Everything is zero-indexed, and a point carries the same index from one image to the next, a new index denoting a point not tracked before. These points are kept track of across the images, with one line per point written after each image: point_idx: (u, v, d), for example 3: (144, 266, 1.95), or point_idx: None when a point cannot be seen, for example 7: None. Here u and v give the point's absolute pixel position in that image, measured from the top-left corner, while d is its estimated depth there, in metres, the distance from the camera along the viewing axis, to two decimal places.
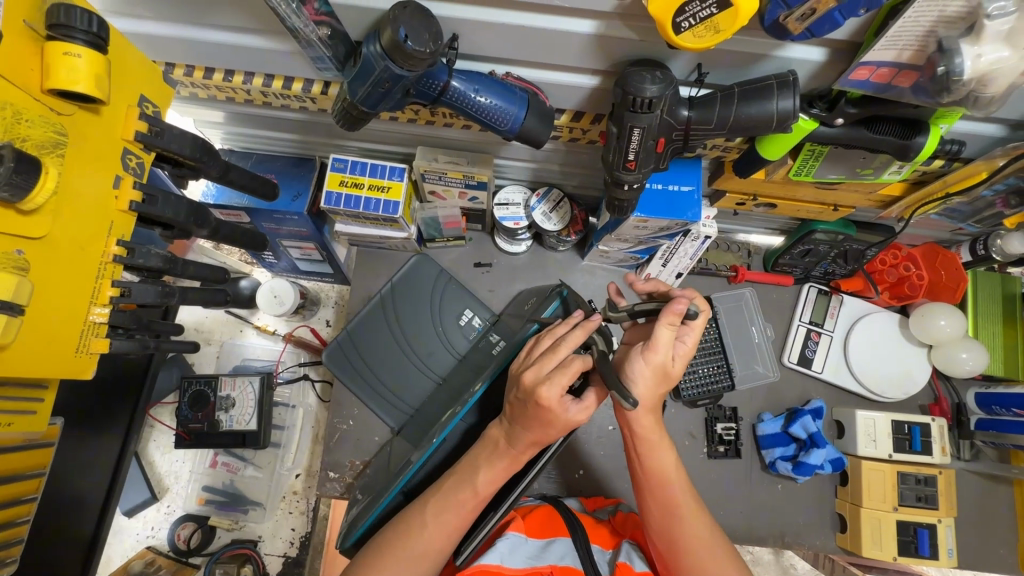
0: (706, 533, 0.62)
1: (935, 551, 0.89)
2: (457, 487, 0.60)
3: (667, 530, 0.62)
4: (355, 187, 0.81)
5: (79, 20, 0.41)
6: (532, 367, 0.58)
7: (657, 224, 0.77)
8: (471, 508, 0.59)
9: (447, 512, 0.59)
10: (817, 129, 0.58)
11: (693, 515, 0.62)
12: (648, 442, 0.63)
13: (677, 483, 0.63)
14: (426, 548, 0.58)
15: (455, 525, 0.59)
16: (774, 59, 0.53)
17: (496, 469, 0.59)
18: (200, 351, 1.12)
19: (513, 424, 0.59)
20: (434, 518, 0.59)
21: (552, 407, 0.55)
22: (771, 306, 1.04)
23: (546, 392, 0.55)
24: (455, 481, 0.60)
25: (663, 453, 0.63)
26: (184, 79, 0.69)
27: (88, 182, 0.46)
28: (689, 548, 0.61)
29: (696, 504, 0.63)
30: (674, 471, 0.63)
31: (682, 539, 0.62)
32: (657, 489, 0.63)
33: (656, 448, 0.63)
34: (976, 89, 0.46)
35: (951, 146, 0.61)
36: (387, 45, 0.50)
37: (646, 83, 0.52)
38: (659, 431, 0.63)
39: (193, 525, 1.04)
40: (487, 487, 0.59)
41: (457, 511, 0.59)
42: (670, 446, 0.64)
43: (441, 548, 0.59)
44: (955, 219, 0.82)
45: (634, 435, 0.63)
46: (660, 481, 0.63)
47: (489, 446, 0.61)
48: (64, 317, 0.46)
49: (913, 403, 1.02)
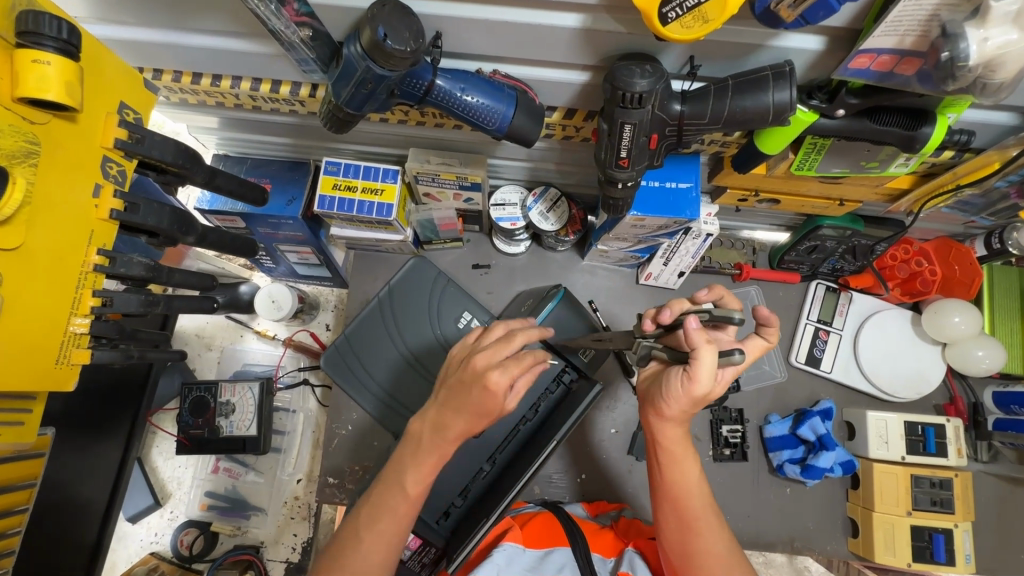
0: (725, 550, 0.60)
1: (953, 557, 0.86)
2: (386, 494, 0.60)
3: (683, 545, 0.60)
4: (348, 191, 0.80)
5: (47, 27, 0.40)
6: (483, 351, 0.55)
7: (654, 222, 0.75)
8: (405, 510, 0.59)
9: (380, 520, 0.59)
10: (817, 121, 0.56)
11: (711, 532, 0.60)
12: (673, 452, 0.61)
13: (696, 496, 0.61)
14: (366, 561, 0.58)
15: (393, 532, 0.59)
16: (769, 49, 0.51)
17: (422, 465, 0.58)
18: (201, 357, 1.12)
19: (447, 407, 0.57)
20: (367, 529, 0.59)
21: (498, 393, 0.53)
22: (778, 304, 1.02)
23: (494, 378, 0.53)
24: (383, 488, 0.60)
25: (685, 465, 0.61)
26: (171, 85, 0.69)
27: (63, 191, 0.45)
28: (706, 565, 0.59)
29: (715, 521, 0.61)
30: (696, 484, 0.61)
31: (699, 556, 0.59)
32: (674, 503, 0.61)
33: (679, 459, 0.61)
34: (983, 75, 0.43)
35: (959, 136, 0.58)
36: (367, 44, 0.49)
37: (635, 77, 0.50)
38: (685, 442, 0.61)
39: (195, 531, 1.03)
40: (415, 486, 0.59)
41: (392, 517, 0.59)
42: (694, 460, 0.61)
43: (383, 558, 0.58)
44: (967, 212, 0.79)
45: (659, 444, 0.61)
46: (677, 492, 0.61)
47: (415, 439, 0.60)
48: (43, 328, 0.45)
49: (927, 403, 0.98)
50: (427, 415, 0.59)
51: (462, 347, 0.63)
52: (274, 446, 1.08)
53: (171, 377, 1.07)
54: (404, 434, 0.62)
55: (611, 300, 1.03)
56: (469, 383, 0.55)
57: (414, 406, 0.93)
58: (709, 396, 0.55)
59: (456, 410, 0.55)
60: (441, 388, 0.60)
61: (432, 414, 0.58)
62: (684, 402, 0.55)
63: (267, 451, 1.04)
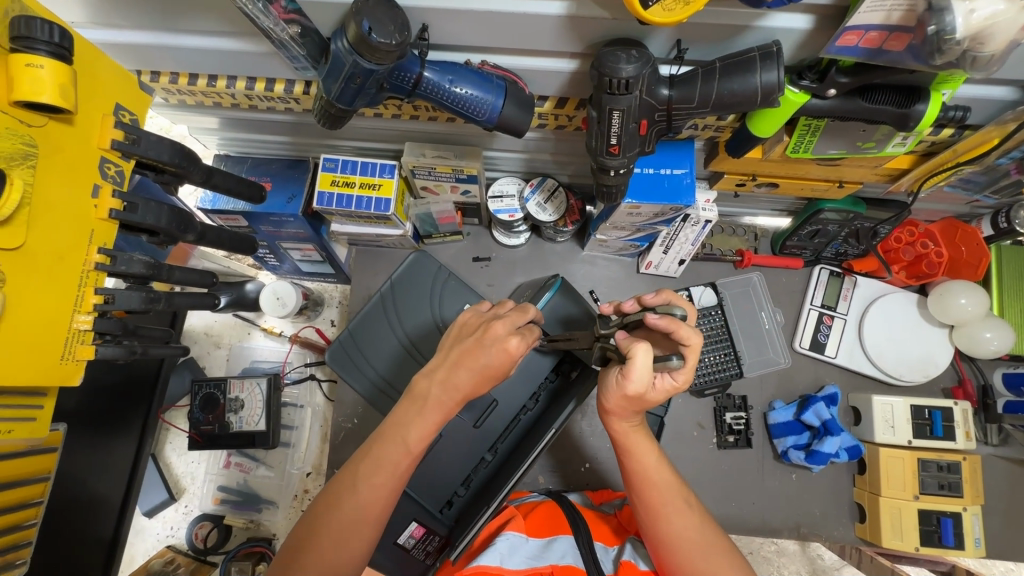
0: (699, 535, 0.60)
1: (961, 540, 0.85)
2: (386, 447, 0.60)
3: (654, 534, 0.61)
4: (346, 186, 0.81)
5: (39, 31, 0.42)
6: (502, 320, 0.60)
7: (650, 209, 0.74)
8: (404, 466, 0.61)
9: (380, 472, 0.59)
10: (809, 102, 0.55)
11: (678, 517, 0.60)
12: (624, 442, 0.63)
13: (659, 481, 0.62)
14: (362, 512, 0.59)
15: (391, 488, 0.60)
16: (756, 30, 0.50)
17: (424, 425, 0.60)
18: (210, 354, 1.14)
19: (457, 366, 0.59)
20: (366, 481, 0.59)
21: (514, 356, 0.58)
22: (781, 290, 1.01)
23: (514, 343, 0.57)
24: (381, 444, 0.61)
25: (640, 452, 0.62)
26: (169, 86, 0.70)
27: (62, 192, 0.47)
28: (678, 550, 0.59)
29: (682, 504, 0.61)
30: (656, 469, 0.62)
31: (671, 542, 0.60)
32: (639, 490, 0.62)
33: (633, 447, 0.62)
34: (972, 48, 0.42)
35: (955, 113, 0.57)
36: (353, 39, 0.49)
37: (621, 62, 0.50)
38: (634, 431, 0.62)
39: (209, 525, 1.05)
40: (418, 443, 0.61)
41: (391, 470, 0.60)
42: (650, 444, 0.63)
43: (378, 513, 0.59)
44: (970, 191, 0.78)
45: (612, 438, 0.64)
46: (640, 480, 0.62)
47: (417, 404, 0.61)
48: (49, 326, 0.47)
49: (935, 386, 0.97)
50: (436, 374, 0.61)
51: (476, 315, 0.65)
52: (283, 441, 1.10)
53: (181, 375, 1.09)
54: (407, 395, 0.63)
55: (612, 290, 1.03)
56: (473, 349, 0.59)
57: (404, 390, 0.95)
58: (647, 399, 0.57)
59: (467, 369, 0.58)
60: (451, 348, 0.62)
61: (440, 374, 0.60)
62: (622, 400, 0.58)
63: (276, 445, 1.06)
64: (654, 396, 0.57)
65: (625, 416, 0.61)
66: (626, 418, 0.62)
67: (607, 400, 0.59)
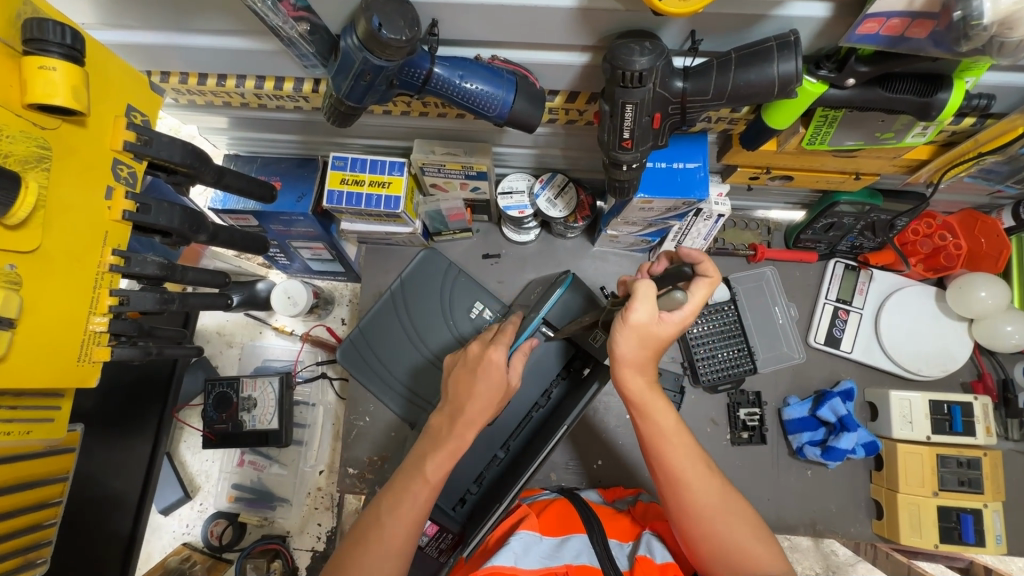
0: (720, 500, 0.59)
1: (982, 537, 0.84)
2: (407, 481, 0.62)
3: (677, 501, 0.60)
4: (356, 184, 0.81)
5: (52, 33, 0.42)
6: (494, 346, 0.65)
7: (662, 204, 0.73)
8: (425, 499, 0.61)
9: (401, 504, 0.61)
10: (827, 92, 0.54)
11: (700, 482, 0.60)
12: (641, 405, 0.61)
13: (679, 446, 0.61)
14: (388, 546, 0.59)
15: (413, 521, 0.60)
16: (772, 19, 0.49)
17: None
18: (222, 353, 1.15)
19: None
20: (389, 513, 0.60)
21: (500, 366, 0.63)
22: (795, 284, 1.00)
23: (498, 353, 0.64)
24: (404, 479, 0.62)
25: (658, 416, 0.61)
26: (179, 86, 0.70)
27: (77, 195, 0.47)
28: (701, 517, 0.59)
29: (703, 470, 0.60)
30: (674, 433, 0.61)
31: (694, 509, 0.59)
32: (659, 457, 0.61)
33: (650, 411, 0.61)
34: (999, 33, 0.41)
35: (978, 101, 0.55)
36: (363, 35, 0.49)
37: (635, 55, 0.49)
38: (651, 391, 0.61)
39: (224, 521, 1.07)
40: (436, 473, 0.61)
41: (412, 503, 0.61)
42: (667, 406, 0.62)
43: (394, 514, 0.60)
44: (991, 181, 0.76)
45: (627, 400, 0.62)
46: (660, 444, 0.61)
47: None
48: (65, 327, 0.47)
49: (953, 380, 0.96)
50: (445, 411, 0.64)
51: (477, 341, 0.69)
52: (296, 439, 1.10)
53: (194, 373, 1.11)
54: (424, 432, 0.66)
55: None
56: (479, 370, 0.63)
57: (433, 399, 0.94)
58: (658, 335, 0.59)
59: None
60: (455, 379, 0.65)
61: None
62: (636, 341, 0.59)
63: (289, 443, 1.06)
64: (663, 330, 0.59)
65: (640, 367, 0.60)
66: (641, 372, 0.61)
67: (620, 350, 0.59)
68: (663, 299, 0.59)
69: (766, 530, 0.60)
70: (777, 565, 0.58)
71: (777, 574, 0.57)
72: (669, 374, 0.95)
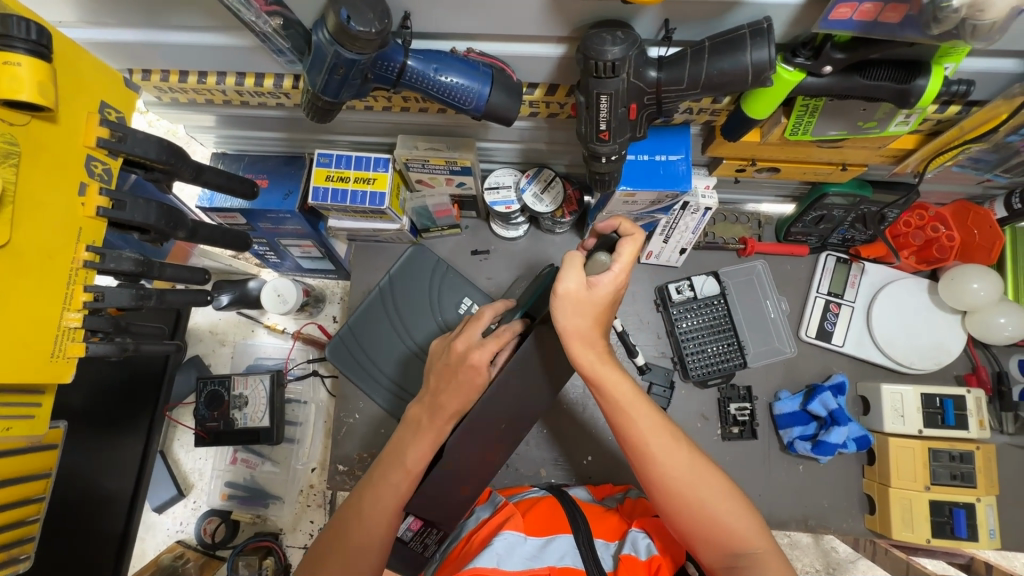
0: (687, 467, 0.59)
1: (975, 532, 0.83)
2: (387, 472, 0.62)
3: (644, 473, 0.60)
4: (341, 181, 0.81)
5: (16, 29, 0.42)
6: (480, 348, 0.62)
7: (646, 197, 0.73)
8: (405, 488, 0.61)
9: (383, 494, 0.60)
10: (805, 81, 0.53)
11: (664, 453, 0.59)
12: (595, 378, 0.61)
13: (639, 417, 0.60)
14: (368, 537, 0.59)
15: (393, 512, 0.60)
16: (745, 6, 0.49)
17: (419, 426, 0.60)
18: (215, 352, 1.16)
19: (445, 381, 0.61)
20: (370, 505, 0.60)
21: (481, 368, 0.62)
22: (786, 278, 0.99)
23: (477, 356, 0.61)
24: (385, 468, 0.62)
25: (614, 388, 0.61)
26: (161, 84, 0.70)
27: (47, 191, 0.47)
28: (669, 489, 0.59)
29: (668, 441, 0.60)
30: (632, 404, 0.61)
31: (661, 479, 0.59)
32: (621, 430, 0.61)
33: (605, 383, 0.61)
34: (970, 16, 0.40)
35: (957, 87, 0.54)
36: (333, 29, 0.48)
37: (606, 44, 0.49)
38: (603, 362, 0.61)
39: (218, 519, 1.07)
40: (417, 463, 0.61)
41: (393, 492, 0.61)
42: (622, 375, 0.61)
43: (375, 509, 0.60)
44: (979, 170, 0.75)
45: (582, 375, 0.62)
46: (619, 417, 0.61)
47: None
48: (38, 323, 0.47)
49: (947, 374, 0.95)
50: (425, 400, 0.64)
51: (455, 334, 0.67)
52: (288, 437, 1.10)
53: (187, 372, 1.12)
54: (405, 423, 0.66)
55: None
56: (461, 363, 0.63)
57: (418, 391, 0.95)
58: (591, 300, 0.59)
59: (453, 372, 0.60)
60: (435, 372, 0.65)
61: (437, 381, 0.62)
62: (572, 310, 0.59)
63: (280, 441, 1.07)
64: (599, 295, 0.59)
65: (587, 339, 0.60)
66: (590, 345, 0.61)
67: (562, 324, 0.59)
68: (590, 265, 0.62)
69: (740, 501, 0.60)
70: (751, 533, 0.57)
71: (750, 537, 0.57)
72: (658, 369, 0.94)
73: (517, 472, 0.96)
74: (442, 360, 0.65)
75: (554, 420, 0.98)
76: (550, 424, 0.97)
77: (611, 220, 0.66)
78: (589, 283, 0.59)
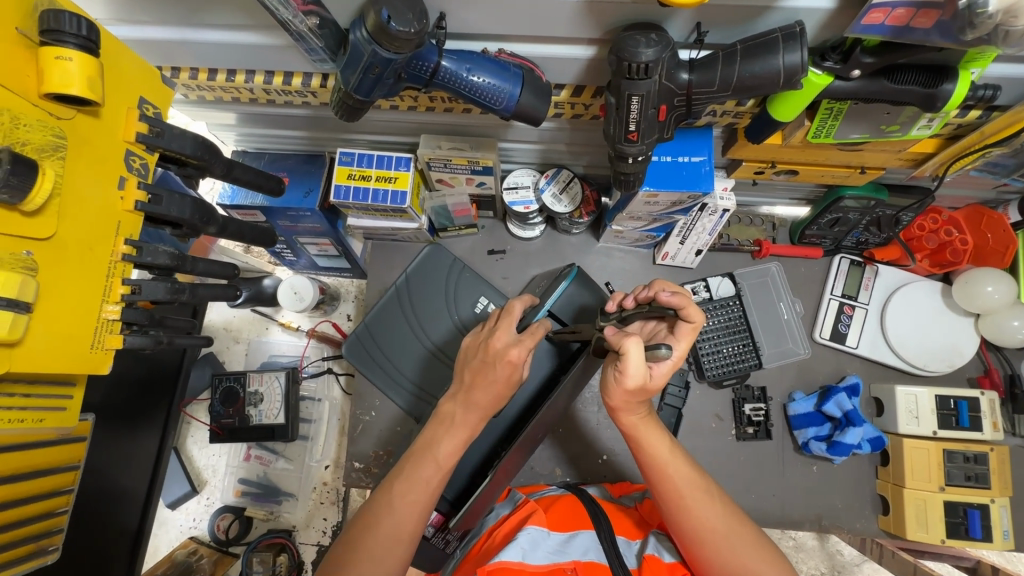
0: (722, 524, 0.60)
1: (989, 533, 0.84)
2: (420, 465, 0.62)
3: (679, 528, 0.61)
4: (363, 180, 0.81)
5: (68, 24, 0.43)
6: (518, 345, 0.61)
7: (667, 198, 0.74)
8: (437, 483, 0.62)
9: (414, 489, 0.61)
10: (832, 83, 0.54)
11: (699, 508, 0.60)
12: (634, 435, 0.64)
13: (676, 473, 0.62)
14: (399, 528, 0.60)
15: (424, 506, 0.61)
16: (777, 10, 0.50)
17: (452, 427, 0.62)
18: (229, 349, 1.16)
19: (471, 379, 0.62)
20: (401, 498, 0.61)
21: (517, 365, 0.61)
22: (800, 280, 1.00)
23: (516, 353, 0.61)
24: (415, 461, 0.63)
25: (651, 443, 0.63)
26: (189, 82, 0.71)
27: (89, 185, 0.48)
28: (705, 541, 0.60)
29: (703, 496, 0.61)
30: (669, 460, 0.63)
31: (695, 534, 0.60)
32: (657, 483, 0.62)
33: (643, 440, 0.63)
34: (1004, 22, 0.42)
35: (984, 91, 0.55)
36: (373, 29, 0.49)
37: (641, 46, 0.49)
38: (643, 422, 0.63)
39: (231, 515, 1.08)
40: (448, 458, 0.63)
41: (424, 487, 0.62)
42: (662, 432, 0.64)
43: (404, 505, 0.61)
44: (997, 174, 0.76)
45: (622, 430, 0.65)
46: (656, 471, 0.62)
47: None
48: (80, 315, 0.48)
49: (960, 376, 0.96)
50: (457, 396, 0.64)
51: (482, 331, 0.67)
52: (302, 434, 1.11)
53: (201, 369, 1.12)
54: (435, 417, 0.66)
55: (627, 281, 1.02)
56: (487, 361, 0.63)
57: (438, 392, 0.95)
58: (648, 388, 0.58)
59: (483, 380, 0.62)
60: (463, 371, 0.65)
61: (467, 378, 0.63)
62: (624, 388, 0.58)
63: (295, 438, 1.07)
64: (654, 385, 0.58)
65: (630, 408, 0.62)
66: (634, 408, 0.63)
67: (611, 396, 0.60)
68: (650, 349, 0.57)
69: (776, 555, 0.60)
70: None
71: None
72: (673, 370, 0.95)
73: (533, 471, 0.96)
74: (476, 357, 0.63)
75: (569, 419, 0.99)
76: (565, 424, 0.98)
77: (675, 296, 0.58)
78: (648, 371, 0.57)
